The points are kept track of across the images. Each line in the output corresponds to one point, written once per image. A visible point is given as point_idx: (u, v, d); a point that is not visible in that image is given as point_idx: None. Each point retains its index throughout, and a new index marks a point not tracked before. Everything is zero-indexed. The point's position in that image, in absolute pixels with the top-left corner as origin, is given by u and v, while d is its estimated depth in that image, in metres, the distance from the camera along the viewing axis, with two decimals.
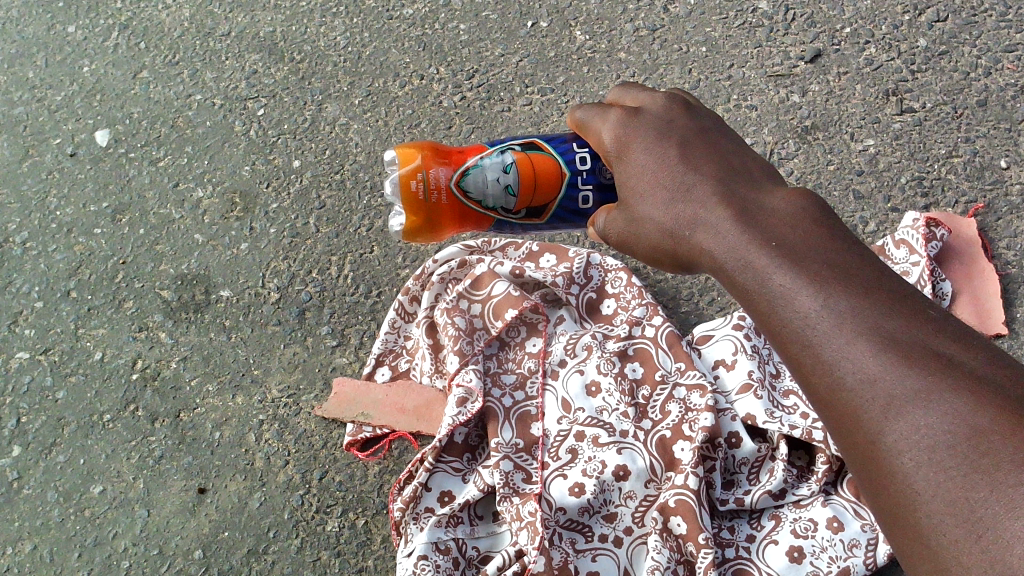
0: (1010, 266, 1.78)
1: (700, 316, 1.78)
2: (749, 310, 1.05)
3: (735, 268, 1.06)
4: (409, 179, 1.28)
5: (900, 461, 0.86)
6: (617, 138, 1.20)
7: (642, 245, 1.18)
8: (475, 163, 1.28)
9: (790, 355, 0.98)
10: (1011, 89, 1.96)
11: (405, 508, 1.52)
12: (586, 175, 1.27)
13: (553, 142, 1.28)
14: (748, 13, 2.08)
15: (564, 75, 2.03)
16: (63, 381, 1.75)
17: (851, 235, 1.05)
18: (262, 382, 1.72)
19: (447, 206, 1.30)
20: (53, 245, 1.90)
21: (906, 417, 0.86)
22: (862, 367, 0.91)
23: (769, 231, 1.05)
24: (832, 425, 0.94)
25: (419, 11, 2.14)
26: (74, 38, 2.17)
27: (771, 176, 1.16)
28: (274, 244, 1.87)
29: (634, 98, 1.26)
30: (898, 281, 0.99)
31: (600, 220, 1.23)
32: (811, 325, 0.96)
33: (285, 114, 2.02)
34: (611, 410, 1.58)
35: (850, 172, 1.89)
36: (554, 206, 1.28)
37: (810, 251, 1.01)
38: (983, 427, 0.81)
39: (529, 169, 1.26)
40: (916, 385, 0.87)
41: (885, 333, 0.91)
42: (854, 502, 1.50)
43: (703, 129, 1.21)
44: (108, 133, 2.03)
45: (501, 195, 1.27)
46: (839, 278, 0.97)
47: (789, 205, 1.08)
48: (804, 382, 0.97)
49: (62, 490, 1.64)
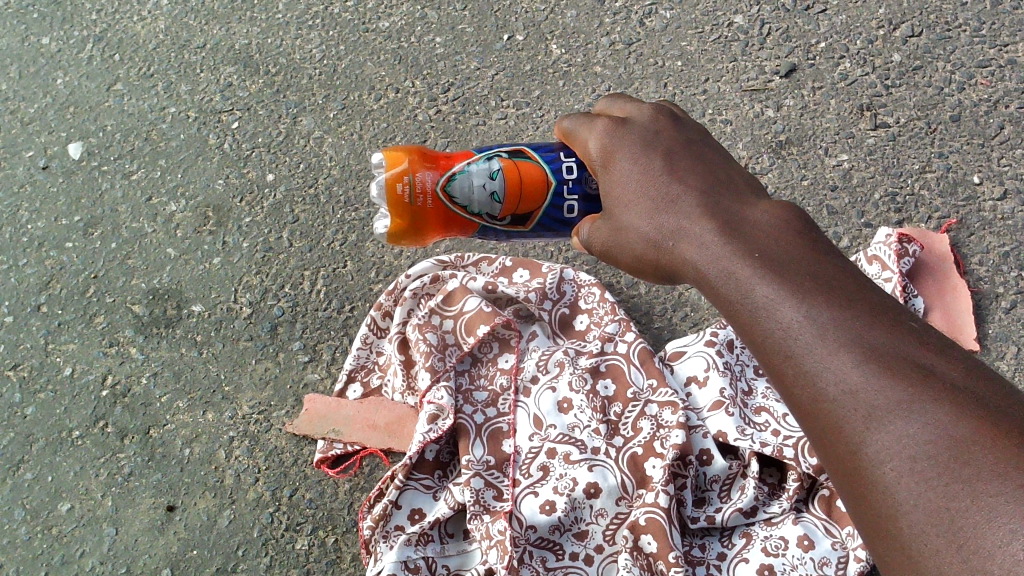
0: (982, 282, 1.79)
1: (673, 332, 1.78)
2: (732, 322, 1.04)
3: (718, 279, 1.05)
4: (395, 183, 1.26)
5: (882, 471, 0.84)
6: (602, 147, 1.20)
7: (626, 255, 1.17)
8: (461, 169, 1.26)
9: (772, 366, 0.97)
10: (984, 104, 1.96)
11: (375, 526, 1.51)
12: (572, 184, 1.26)
13: (541, 150, 1.27)
14: (723, 28, 2.09)
15: (539, 89, 2.02)
16: (31, 397, 1.73)
17: (832, 247, 1.04)
18: (232, 399, 1.71)
19: (432, 211, 1.27)
20: (24, 259, 1.89)
21: (888, 428, 0.85)
22: (843, 378, 0.90)
23: (751, 242, 1.04)
24: (814, 436, 0.93)
25: (395, 24, 2.13)
26: (48, 50, 2.16)
27: (756, 190, 1.15)
28: (246, 258, 1.86)
29: (622, 108, 1.25)
30: (878, 292, 0.98)
31: (584, 230, 1.22)
32: (794, 336, 0.95)
33: (259, 128, 2.01)
34: (583, 427, 1.57)
35: (825, 187, 1.89)
36: (538, 214, 1.27)
37: (792, 263, 1.00)
38: (964, 437, 0.80)
39: (515, 177, 1.24)
40: (897, 396, 0.86)
41: (867, 344, 0.90)
42: (825, 519, 1.49)
43: (689, 141, 1.20)
44: (81, 146, 2.02)
45: (486, 202, 1.25)
46: (821, 290, 0.97)
47: (772, 217, 1.07)
48: (787, 394, 0.96)
49: (29, 508, 1.63)
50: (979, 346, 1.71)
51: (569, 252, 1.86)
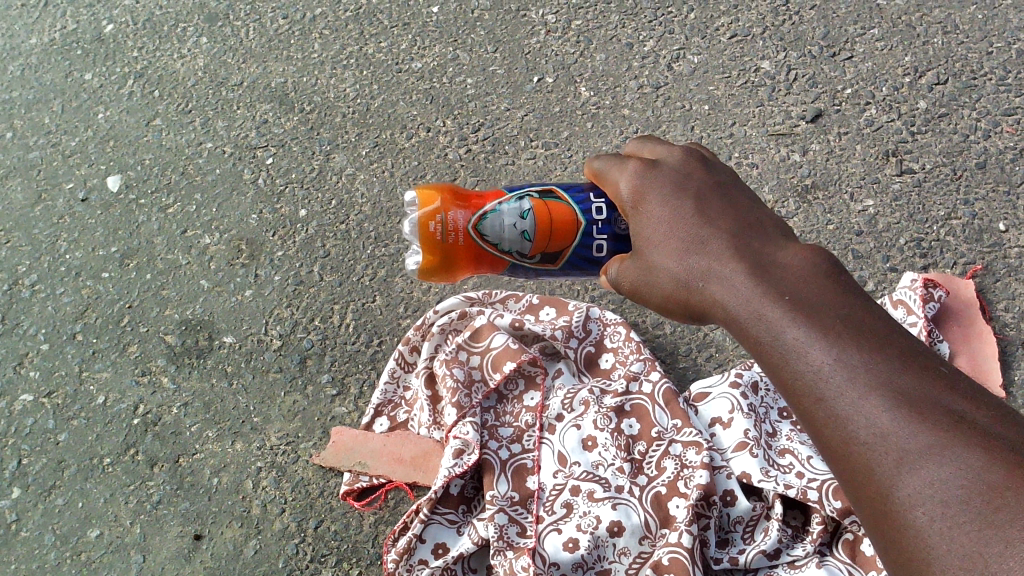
0: (1008, 329, 1.79)
1: (698, 372, 1.79)
2: (761, 362, 1.06)
3: (749, 320, 1.06)
4: (427, 220, 1.29)
5: (914, 515, 0.85)
6: (633, 188, 1.21)
7: (655, 295, 1.18)
8: (493, 208, 1.29)
9: (802, 408, 0.98)
10: (1010, 152, 1.98)
11: (399, 559, 1.53)
12: (602, 225, 1.28)
13: (571, 190, 1.30)
14: (750, 73, 2.12)
15: (568, 130, 2.06)
16: (65, 424, 1.76)
17: (862, 290, 1.06)
18: (261, 430, 1.74)
19: (464, 248, 1.30)
20: (61, 288, 1.93)
21: (920, 472, 0.86)
22: (874, 421, 0.91)
23: (782, 285, 1.06)
24: (844, 478, 0.94)
25: (427, 64, 2.18)
26: (90, 85, 2.23)
27: (786, 233, 1.17)
28: (278, 291, 1.89)
29: (653, 151, 1.28)
30: (908, 337, 0.99)
31: (613, 269, 1.23)
32: (824, 379, 0.96)
33: (293, 164, 2.06)
34: (607, 465, 1.59)
35: (850, 231, 1.91)
36: (568, 252, 1.29)
37: (823, 306, 1.02)
38: (996, 483, 0.81)
39: (546, 217, 1.27)
40: (928, 441, 0.87)
41: (898, 388, 0.92)
42: (849, 563, 1.47)
43: (719, 184, 1.22)
44: (120, 179, 2.07)
45: (517, 240, 1.28)
46: (852, 333, 0.98)
47: (801, 260, 1.09)
48: (817, 436, 0.97)
49: (59, 533, 1.65)
50: (1003, 393, 1.71)
51: (595, 290, 1.88)
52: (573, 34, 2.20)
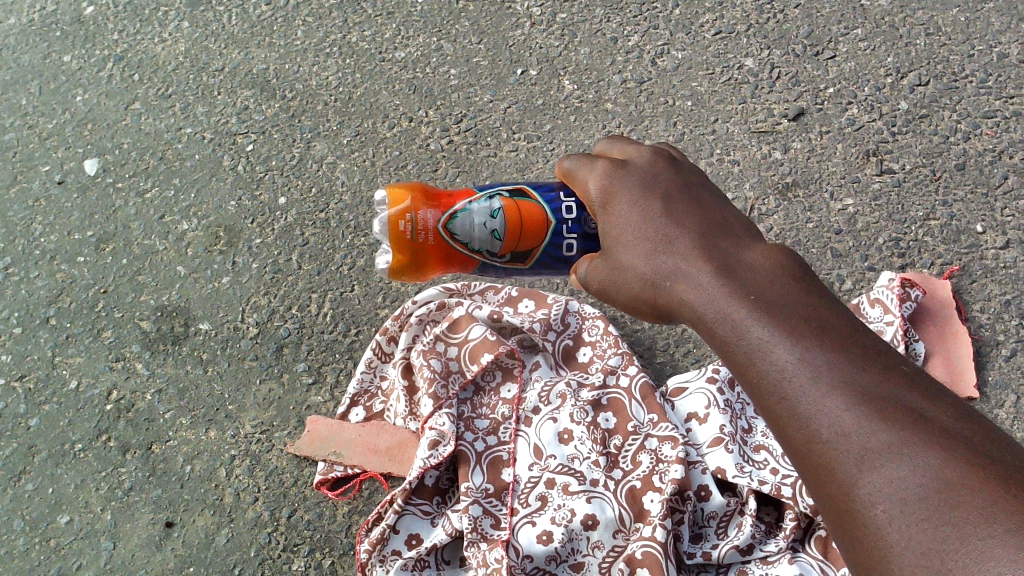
0: (983, 329, 1.80)
1: (675, 367, 1.79)
2: (727, 362, 1.06)
3: (714, 319, 1.06)
4: (398, 219, 1.27)
5: (873, 513, 0.85)
6: (601, 189, 1.21)
7: (623, 294, 1.18)
8: (463, 207, 1.27)
9: (766, 407, 0.98)
10: (989, 154, 1.99)
11: (372, 549, 1.51)
12: (572, 224, 1.28)
13: (542, 189, 1.29)
14: (733, 70, 2.12)
15: (550, 123, 2.06)
16: (36, 409, 1.74)
17: (827, 291, 1.06)
18: (236, 417, 1.73)
19: (434, 246, 1.29)
20: (35, 272, 1.91)
21: (880, 470, 0.86)
22: (836, 421, 0.91)
23: (747, 284, 1.06)
24: (807, 477, 0.94)
25: (410, 54, 2.17)
26: (68, 67, 2.20)
27: (753, 234, 1.17)
28: (256, 279, 1.88)
29: (622, 150, 1.27)
30: (871, 337, 0.99)
31: (582, 268, 1.23)
32: (788, 378, 0.96)
33: (273, 150, 2.04)
34: (582, 458, 1.58)
35: (829, 230, 1.91)
36: (538, 252, 1.29)
37: (788, 306, 1.02)
38: (954, 480, 0.81)
39: (515, 216, 1.26)
40: (889, 439, 0.87)
41: (860, 388, 0.92)
42: (821, 560, 1.48)
43: (687, 184, 1.22)
44: (97, 162, 2.05)
45: (486, 239, 1.27)
46: (815, 333, 0.98)
47: (768, 261, 1.09)
48: (781, 436, 0.97)
49: (28, 519, 1.63)
50: (978, 393, 1.72)
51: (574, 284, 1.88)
52: (558, 27, 2.19)
